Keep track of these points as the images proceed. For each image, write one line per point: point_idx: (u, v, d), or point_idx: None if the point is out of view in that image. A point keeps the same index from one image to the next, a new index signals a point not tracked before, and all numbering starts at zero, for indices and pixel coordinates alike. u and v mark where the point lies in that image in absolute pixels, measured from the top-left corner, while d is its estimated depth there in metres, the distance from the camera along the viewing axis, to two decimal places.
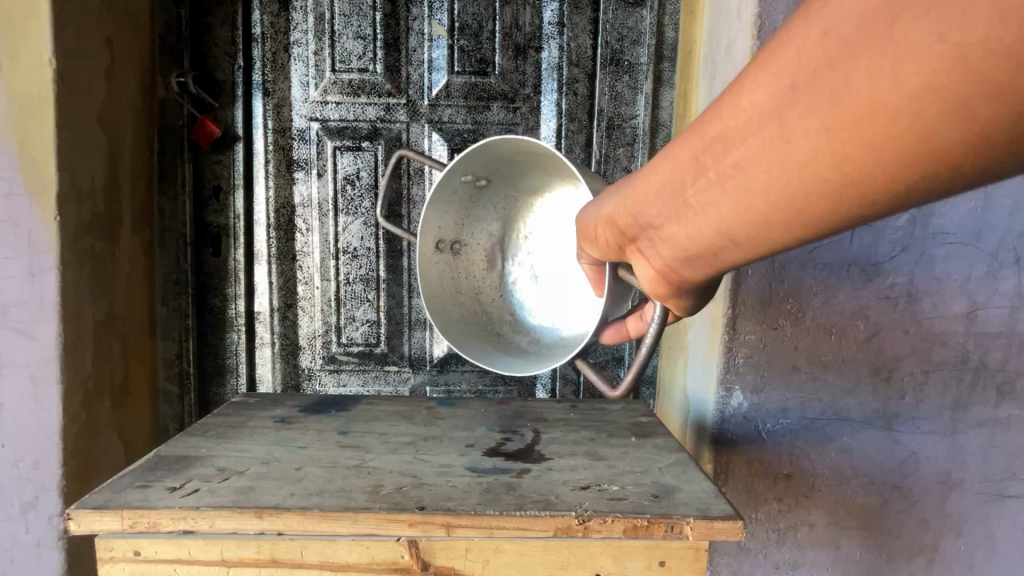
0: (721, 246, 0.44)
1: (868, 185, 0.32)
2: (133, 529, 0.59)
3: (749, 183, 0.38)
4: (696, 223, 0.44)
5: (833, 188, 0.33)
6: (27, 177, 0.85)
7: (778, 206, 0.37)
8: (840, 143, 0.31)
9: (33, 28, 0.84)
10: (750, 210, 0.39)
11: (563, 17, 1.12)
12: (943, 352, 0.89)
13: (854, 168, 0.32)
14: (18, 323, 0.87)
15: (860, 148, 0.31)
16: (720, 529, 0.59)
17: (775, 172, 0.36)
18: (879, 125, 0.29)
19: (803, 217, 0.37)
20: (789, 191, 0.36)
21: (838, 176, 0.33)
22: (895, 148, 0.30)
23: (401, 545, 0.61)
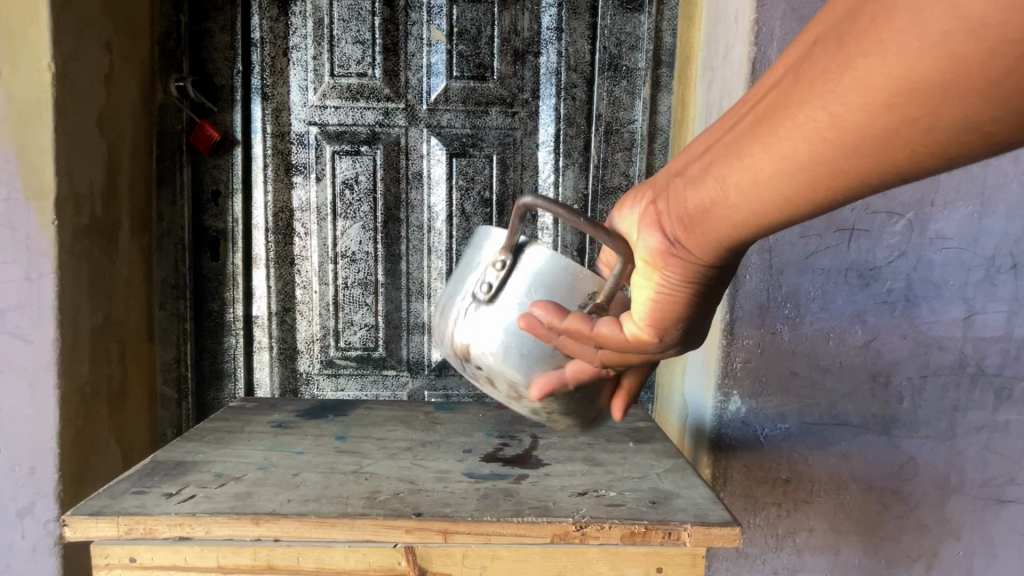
0: (720, 210, 0.43)
1: (850, 141, 0.33)
2: (129, 536, 0.59)
3: (748, 132, 0.39)
4: (694, 185, 0.44)
5: (839, 143, 0.34)
6: (26, 181, 0.85)
7: (768, 157, 0.38)
8: (836, 94, 0.33)
9: (33, 33, 0.84)
10: (742, 166, 0.40)
11: (561, 22, 1.13)
12: (941, 356, 0.90)
13: (847, 117, 0.33)
14: (17, 327, 0.86)
15: (855, 95, 0.32)
16: (718, 535, 0.59)
17: (772, 123, 0.37)
18: (874, 80, 0.31)
19: (790, 172, 0.37)
20: (780, 141, 0.37)
21: (830, 123, 0.34)
22: (885, 106, 0.31)
23: (398, 552, 0.60)
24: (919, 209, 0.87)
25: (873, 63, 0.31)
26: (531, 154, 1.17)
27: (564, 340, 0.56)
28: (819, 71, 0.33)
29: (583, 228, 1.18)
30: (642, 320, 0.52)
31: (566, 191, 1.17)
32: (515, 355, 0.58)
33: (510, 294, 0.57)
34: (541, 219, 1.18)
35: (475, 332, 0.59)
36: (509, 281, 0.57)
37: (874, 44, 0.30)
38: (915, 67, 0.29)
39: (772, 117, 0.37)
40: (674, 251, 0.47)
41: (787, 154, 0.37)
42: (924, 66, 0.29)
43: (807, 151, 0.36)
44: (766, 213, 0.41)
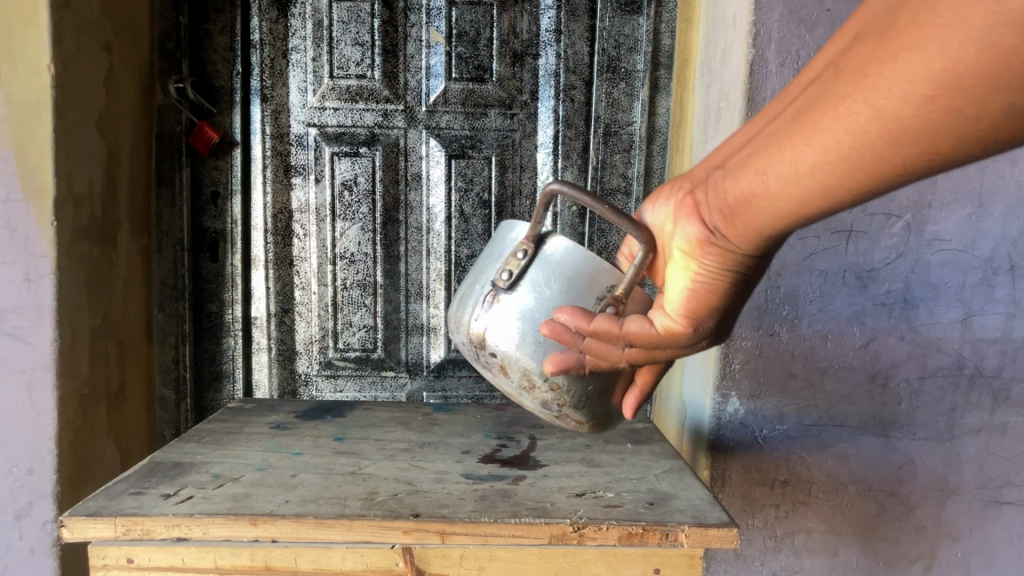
0: (758, 200, 0.44)
1: (894, 126, 0.35)
2: (126, 537, 0.58)
3: (789, 127, 0.41)
4: (732, 179, 0.46)
5: (880, 128, 0.36)
6: (25, 182, 0.85)
7: (810, 149, 0.39)
8: (879, 83, 0.35)
9: (33, 35, 0.84)
10: (782, 157, 0.42)
11: (560, 24, 1.13)
12: (939, 358, 0.90)
13: (891, 107, 0.35)
14: (15, 329, 0.86)
15: (900, 84, 0.34)
16: (715, 536, 0.59)
17: (813, 114, 0.39)
18: (916, 68, 0.33)
19: (830, 162, 0.39)
20: (822, 132, 0.39)
21: (874, 114, 0.36)
22: (928, 93, 0.33)
23: (395, 553, 0.60)
24: (917, 211, 0.87)
25: (915, 57, 0.33)
26: (530, 155, 1.17)
27: (592, 341, 0.57)
28: (862, 66, 0.36)
29: (582, 230, 1.18)
30: (676, 311, 0.54)
31: None
32: (530, 344, 0.60)
33: (528, 281, 0.60)
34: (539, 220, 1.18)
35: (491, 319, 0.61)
36: (529, 269, 0.60)
37: (917, 38, 0.33)
38: (956, 58, 0.32)
39: (814, 110, 0.39)
40: (709, 245, 0.50)
41: (828, 145, 0.39)
42: (968, 56, 0.31)
43: (849, 142, 0.37)
44: (803, 205, 0.42)
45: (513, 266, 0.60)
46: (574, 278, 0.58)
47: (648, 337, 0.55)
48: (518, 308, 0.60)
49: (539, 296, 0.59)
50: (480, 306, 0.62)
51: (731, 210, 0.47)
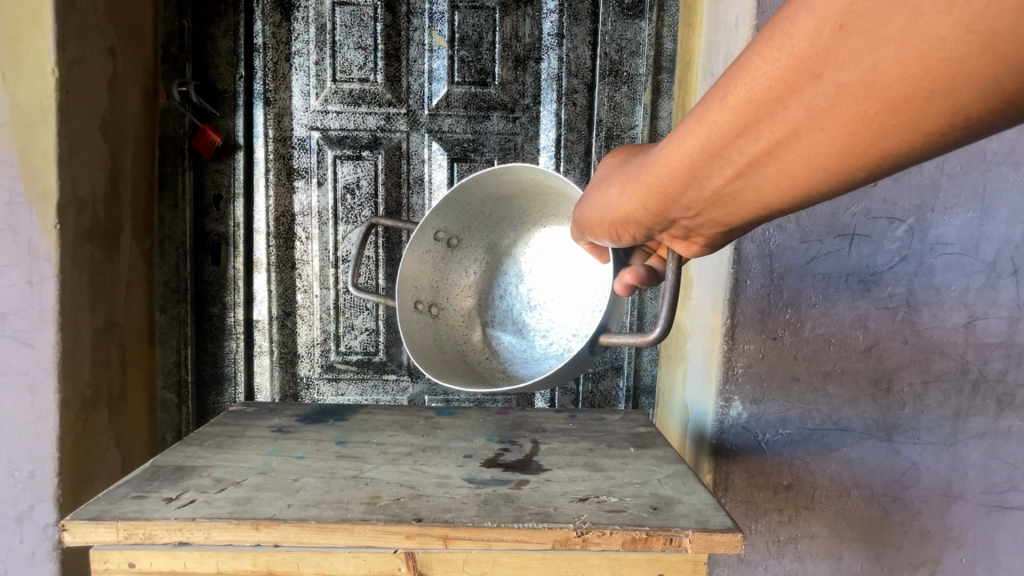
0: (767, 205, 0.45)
1: (897, 156, 0.35)
2: (128, 541, 0.58)
3: (778, 161, 0.40)
4: (727, 195, 0.46)
5: (882, 159, 0.35)
6: (28, 184, 0.85)
7: (808, 176, 0.39)
8: (870, 128, 0.34)
9: (36, 38, 0.84)
10: (780, 182, 0.41)
11: (562, 28, 1.14)
12: (943, 362, 0.89)
13: (889, 145, 0.34)
14: (17, 331, 0.87)
15: (895, 128, 0.33)
16: (720, 541, 0.58)
17: (802, 151, 0.38)
18: (910, 116, 0.32)
19: (822, 179, 0.39)
20: (805, 155, 0.38)
21: (873, 151, 0.35)
22: (928, 134, 0.32)
23: (398, 557, 0.60)
24: (920, 214, 0.87)
25: (909, 109, 0.31)
26: (532, 159, 1.17)
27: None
28: (847, 111, 0.34)
29: None
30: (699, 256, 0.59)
31: None
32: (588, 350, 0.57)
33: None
34: None
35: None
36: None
37: (902, 88, 0.31)
38: (958, 106, 0.30)
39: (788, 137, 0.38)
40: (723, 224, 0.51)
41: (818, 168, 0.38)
42: (967, 103, 0.30)
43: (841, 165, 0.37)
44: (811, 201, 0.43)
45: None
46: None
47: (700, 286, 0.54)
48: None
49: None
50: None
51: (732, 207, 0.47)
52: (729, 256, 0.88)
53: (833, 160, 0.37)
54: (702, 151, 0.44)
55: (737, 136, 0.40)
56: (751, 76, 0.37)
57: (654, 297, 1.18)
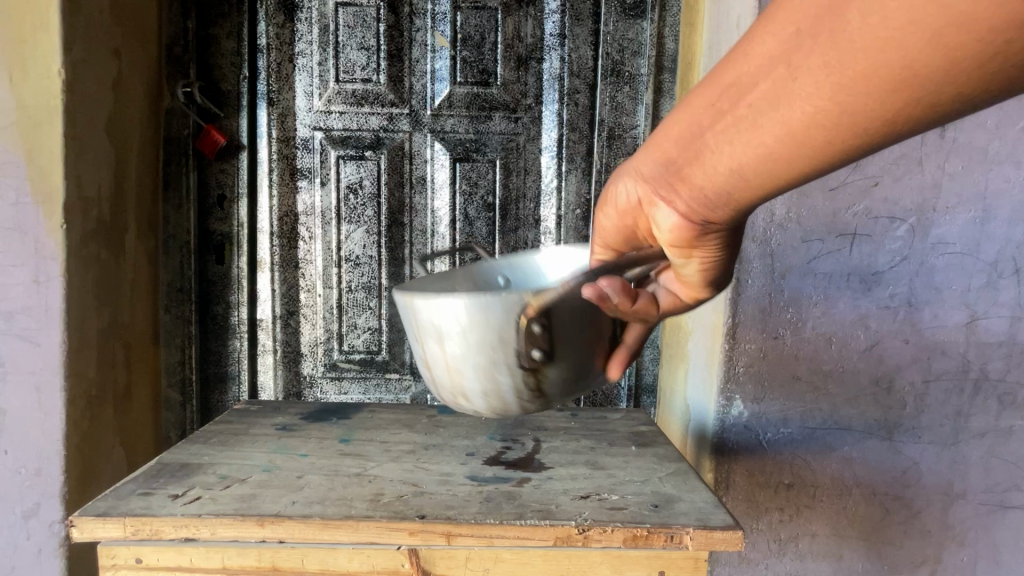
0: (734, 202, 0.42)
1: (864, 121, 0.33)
2: (135, 537, 0.59)
3: (746, 133, 0.38)
4: (694, 191, 0.43)
5: (853, 128, 0.34)
6: (35, 184, 0.86)
7: (774, 154, 0.37)
8: (846, 87, 0.32)
9: (43, 39, 0.85)
10: (744, 163, 0.39)
11: (564, 28, 1.14)
12: (944, 361, 0.90)
13: (857, 104, 0.33)
14: (23, 330, 0.87)
15: (866, 82, 0.32)
16: (720, 539, 0.59)
17: (770, 120, 0.36)
18: (882, 68, 0.31)
19: (789, 158, 0.37)
20: (790, 131, 0.36)
21: (840, 116, 0.34)
22: (896, 89, 0.31)
23: (401, 554, 0.61)
24: (921, 214, 0.87)
25: (879, 62, 0.31)
26: (534, 159, 1.18)
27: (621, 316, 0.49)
28: (822, 65, 0.33)
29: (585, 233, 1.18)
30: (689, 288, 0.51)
31: (568, 196, 1.17)
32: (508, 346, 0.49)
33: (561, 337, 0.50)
34: (543, 224, 1.18)
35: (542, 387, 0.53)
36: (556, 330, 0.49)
37: (872, 43, 0.31)
38: (929, 57, 0.29)
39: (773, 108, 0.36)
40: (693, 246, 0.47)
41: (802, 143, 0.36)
42: (939, 55, 0.29)
43: (824, 144, 0.36)
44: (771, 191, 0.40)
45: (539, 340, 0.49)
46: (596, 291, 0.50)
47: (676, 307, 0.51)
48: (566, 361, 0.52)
49: (579, 334, 0.51)
50: (514, 389, 0.52)
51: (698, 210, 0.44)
52: None
53: (818, 135, 0.35)
54: (683, 132, 0.42)
55: (713, 112, 0.39)
56: (736, 57, 0.38)
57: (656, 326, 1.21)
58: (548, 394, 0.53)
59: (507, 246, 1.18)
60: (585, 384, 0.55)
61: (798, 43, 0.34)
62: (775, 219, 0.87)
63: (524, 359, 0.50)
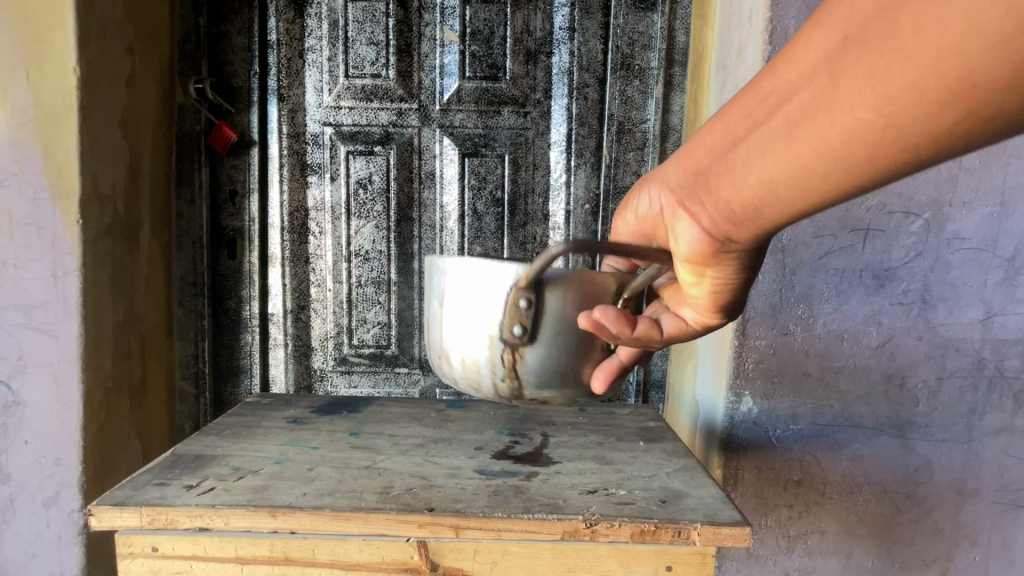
0: (768, 212, 0.44)
1: (902, 133, 0.34)
2: (151, 526, 0.60)
3: (782, 141, 0.40)
4: (725, 197, 0.46)
5: (889, 138, 0.35)
6: (52, 180, 0.88)
7: (810, 159, 0.39)
8: (884, 97, 0.34)
9: (58, 37, 0.86)
10: (780, 171, 0.41)
11: (574, 22, 1.13)
12: (958, 359, 0.89)
13: (896, 115, 0.34)
14: (42, 323, 0.89)
15: (906, 92, 0.33)
16: (727, 535, 0.59)
17: (806, 128, 0.38)
18: (921, 78, 0.32)
19: (823, 166, 0.39)
20: (829, 137, 0.37)
21: (878, 125, 0.35)
22: (934, 99, 0.32)
23: (410, 546, 0.61)
24: (936, 209, 0.86)
25: (917, 72, 0.32)
26: (543, 154, 1.17)
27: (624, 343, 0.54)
28: (860, 75, 0.34)
29: (595, 229, 1.18)
30: (700, 305, 0.54)
31: (577, 191, 1.17)
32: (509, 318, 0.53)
33: (546, 322, 0.53)
34: (552, 219, 1.18)
35: (519, 371, 0.55)
36: (545, 314, 0.52)
37: (915, 51, 0.32)
38: (969, 68, 0.30)
39: (815, 116, 0.38)
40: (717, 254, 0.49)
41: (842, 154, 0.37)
42: (987, 65, 0.30)
43: (866, 155, 0.37)
44: (808, 203, 0.42)
45: (523, 317, 0.52)
46: (595, 294, 0.53)
47: (681, 332, 0.56)
48: (547, 348, 0.54)
49: (566, 329, 0.53)
50: (491, 365, 0.55)
51: (728, 216, 0.47)
52: None
53: (859, 145, 0.36)
54: (727, 136, 0.45)
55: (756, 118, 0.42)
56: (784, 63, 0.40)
57: None
58: (522, 379, 0.55)
59: (515, 241, 1.18)
60: (561, 383, 0.56)
61: (845, 51, 0.35)
62: None
63: (505, 332, 0.53)
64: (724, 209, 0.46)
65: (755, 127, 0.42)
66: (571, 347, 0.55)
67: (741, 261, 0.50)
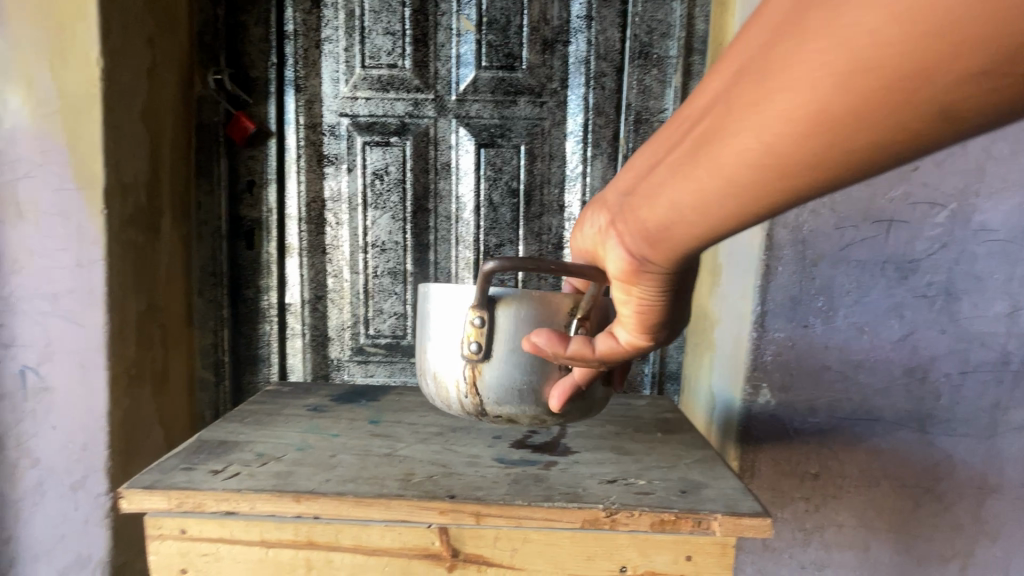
0: (683, 239, 0.43)
1: (794, 160, 0.33)
2: (179, 509, 0.62)
3: (686, 170, 0.39)
4: (644, 224, 0.45)
5: (786, 164, 0.34)
6: (76, 171, 0.89)
7: (712, 188, 0.38)
8: (773, 126, 0.33)
9: (82, 29, 0.87)
10: (687, 200, 0.40)
11: (591, 10, 1.12)
12: (983, 353, 0.87)
13: (787, 143, 0.33)
14: (68, 312, 0.91)
15: (793, 119, 0.31)
16: (748, 525, 0.58)
17: (705, 157, 0.37)
18: (804, 106, 0.31)
19: (726, 194, 0.38)
20: (727, 165, 0.36)
21: (773, 152, 0.34)
22: (822, 125, 0.31)
23: (432, 531, 0.62)
24: (962, 199, 0.84)
25: (799, 100, 0.31)
26: (558, 144, 1.16)
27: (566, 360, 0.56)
28: (750, 104, 0.33)
29: None
30: (630, 327, 0.52)
31: (594, 181, 1.16)
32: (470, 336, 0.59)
33: (501, 339, 0.59)
34: (568, 210, 1.18)
35: (480, 388, 0.60)
36: (499, 332, 0.58)
37: (796, 79, 0.30)
38: (843, 95, 0.29)
39: (719, 142, 0.36)
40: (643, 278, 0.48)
41: (752, 184, 0.36)
42: (864, 91, 0.28)
43: (777, 182, 0.35)
44: (720, 231, 0.41)
45: (479, 335, 0.58)
46: (549, 314, 0.58)
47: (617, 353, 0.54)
48: (504, 365, 0.59)
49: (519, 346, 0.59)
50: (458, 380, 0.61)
51: (648, 242, 0.46)
52: (760, 242, 0.87)
53: (757, 172, 0.35)
54: (649, 161, 0.44)
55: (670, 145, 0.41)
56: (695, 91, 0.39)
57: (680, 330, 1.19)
58: (483, 396, 0.61)
59: (531, 232, 1.18)
60: (520, 403, 0.60)
61: (744, 75, 0.34)
62: (808, 205, 0.85)
63: (465, 350, 0.59)
64: (646, 235, 0.46)
65: (667, 155, 0.41)
66: (527, 366, 0.59)
67: (668, 287, 0.49)
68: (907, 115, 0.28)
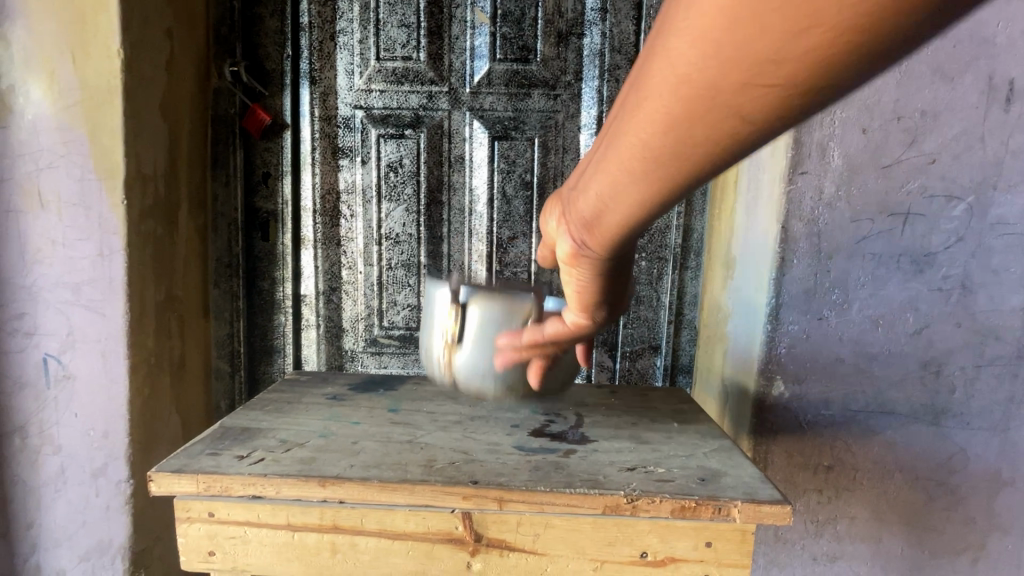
0: (611, 229, 0.46)
1: (683, 144, 0.35)
2: (207, 493, 0.63)
3: (602, 165, 0.42)
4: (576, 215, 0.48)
5: (678, 153, 0.36)
6: (97, 162, 0.90)
7: (621, 181, 0.41)
8: (655, 121, 0.35)
9: (103, 21, 0.88)
10: (605, 193, 0.43)
11: (606, 3, 1.12)
12: (998, 346, 0.87)
13: (669, 134, 0.35)
14: (89, 301, 0.93)
15: (669, 111, 0.34)
16: (767, 512, 0.59)
17: (613, 154, 0.40)
18: (673, 101, 0.33)
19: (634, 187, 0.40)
20: (629, 158, 0.39)
21: (658, 142, 0.36)
22: (692, 117, 0.33)
23: (455, 517, 0.63)
24: (980, 193, 0.84)
25: (666, 95, 0.33)
26: (572, 137, 1.17)
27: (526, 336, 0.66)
28: (635, 103, 0.36)
29: None
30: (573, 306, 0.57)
31: None
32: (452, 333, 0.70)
33: (471, 333, 0.69)
34: None
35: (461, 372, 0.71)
36: (469, 326, 0.68)
37: (660, 77, 0.33)
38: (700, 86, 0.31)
39: (622, 134, 0.38)
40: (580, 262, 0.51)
41: (655, 168, 0.38)
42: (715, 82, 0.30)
43: (673, 169, 0.37)
44: (639, 218, 0.43)
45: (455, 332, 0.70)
46: (515, 318, 0.67)
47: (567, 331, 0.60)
48: (474, 354, 0.69)
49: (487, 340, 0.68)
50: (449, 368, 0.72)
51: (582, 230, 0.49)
52: (775, 235, 0.87)
53: (654, 163, 0.38)
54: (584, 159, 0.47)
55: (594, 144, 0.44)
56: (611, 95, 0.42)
57: (693, 323, 1.19)
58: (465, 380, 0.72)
59: None
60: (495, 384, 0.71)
61: (633, 78, 0.36)
62: (824, 198, 0.85)
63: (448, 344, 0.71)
64: (577, 225, 0.48)
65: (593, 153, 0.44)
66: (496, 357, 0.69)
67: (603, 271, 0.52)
68: (756, 99, 0.30)
